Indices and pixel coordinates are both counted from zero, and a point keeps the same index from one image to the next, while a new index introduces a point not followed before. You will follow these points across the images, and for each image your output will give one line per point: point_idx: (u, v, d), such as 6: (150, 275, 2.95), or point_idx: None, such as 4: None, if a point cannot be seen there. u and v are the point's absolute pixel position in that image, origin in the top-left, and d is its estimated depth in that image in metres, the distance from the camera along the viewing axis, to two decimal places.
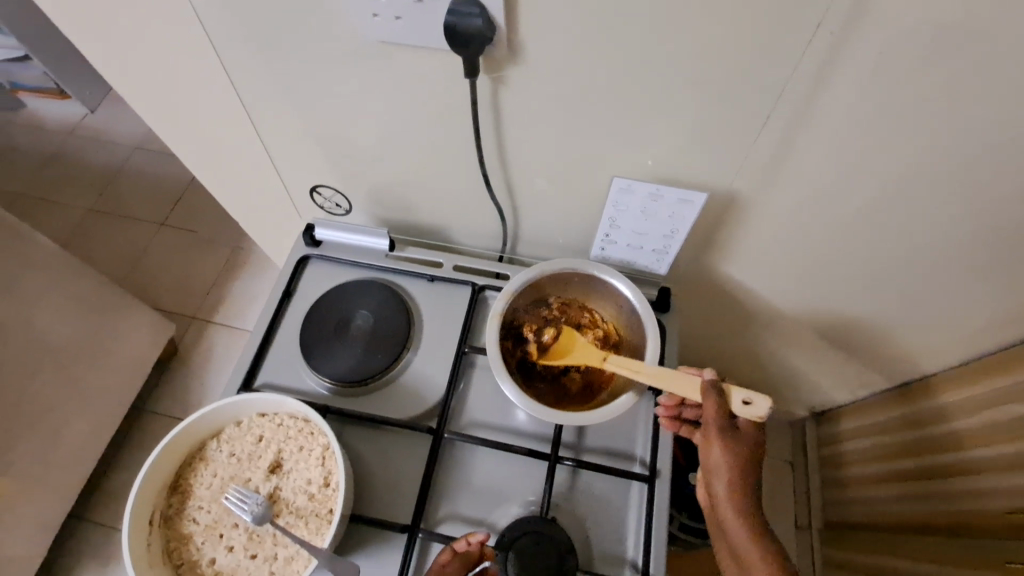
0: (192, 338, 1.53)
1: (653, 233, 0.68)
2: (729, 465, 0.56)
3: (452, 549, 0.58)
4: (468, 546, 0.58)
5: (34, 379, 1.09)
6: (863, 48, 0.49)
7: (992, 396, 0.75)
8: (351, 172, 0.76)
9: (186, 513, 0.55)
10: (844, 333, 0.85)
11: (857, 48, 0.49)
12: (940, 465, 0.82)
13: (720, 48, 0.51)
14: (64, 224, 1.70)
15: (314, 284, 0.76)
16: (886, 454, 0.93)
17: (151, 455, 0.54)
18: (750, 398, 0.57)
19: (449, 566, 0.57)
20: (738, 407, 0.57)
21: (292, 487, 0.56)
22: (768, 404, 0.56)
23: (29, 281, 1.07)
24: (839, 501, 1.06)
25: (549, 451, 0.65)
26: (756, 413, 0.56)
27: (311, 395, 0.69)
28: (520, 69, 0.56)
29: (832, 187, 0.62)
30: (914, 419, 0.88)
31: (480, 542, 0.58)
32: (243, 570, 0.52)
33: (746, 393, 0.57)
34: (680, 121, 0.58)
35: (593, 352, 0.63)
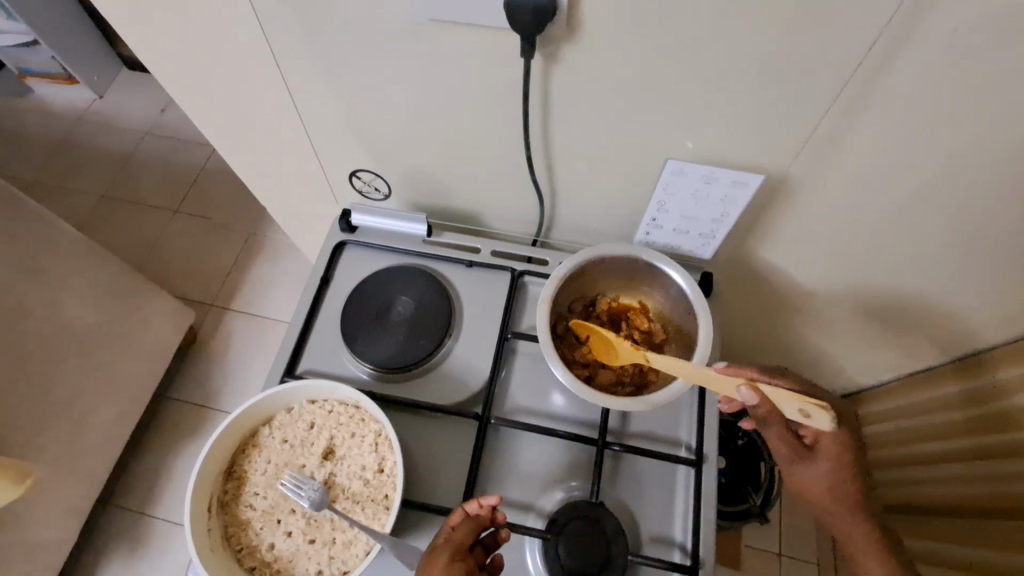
0: (211, 325, 1.53)
1: (700, 217, 0.67)
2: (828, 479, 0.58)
3: (463, 512, 0.53)
4: (480, 510, 0.53)
5: (63, 367, 1.09)
6: (937, 28, 0.47)
7: (1018, 381, 0.75)
8: (389, 156, 0.75)
9: (242, 499, 0.55)
10: (881, 321, 0.84)
11: (931, 28, 0.47)
12: (998, 444, 0.78)
13: (787, 27, 0.49)
14: (79, 211, 1.69)
15: (352, 270, 0.75)
16: (937, 433, 0.89)
17: (207, 442, 0.54)
18: (808, 412, 0.53)
19: (458, 528, 0.52)
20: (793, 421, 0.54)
21: (347, 473, 0.56)
22: (828, 419, 0.52)
23: (53, 270, 1.06)
24: (877, 484, 1.02)
25: (595, 436, 0.65)
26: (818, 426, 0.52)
27: (355, 382, 0.69)
28: (574, 49, 0.55)
29: (886, 173, 0.61)
30: (969, 397, 0.82)
31: (492, 504, 0.53)
32: (303, 555, 0.53)
33: (804, 406, 0.53)
34: (736, 104, 0.57)
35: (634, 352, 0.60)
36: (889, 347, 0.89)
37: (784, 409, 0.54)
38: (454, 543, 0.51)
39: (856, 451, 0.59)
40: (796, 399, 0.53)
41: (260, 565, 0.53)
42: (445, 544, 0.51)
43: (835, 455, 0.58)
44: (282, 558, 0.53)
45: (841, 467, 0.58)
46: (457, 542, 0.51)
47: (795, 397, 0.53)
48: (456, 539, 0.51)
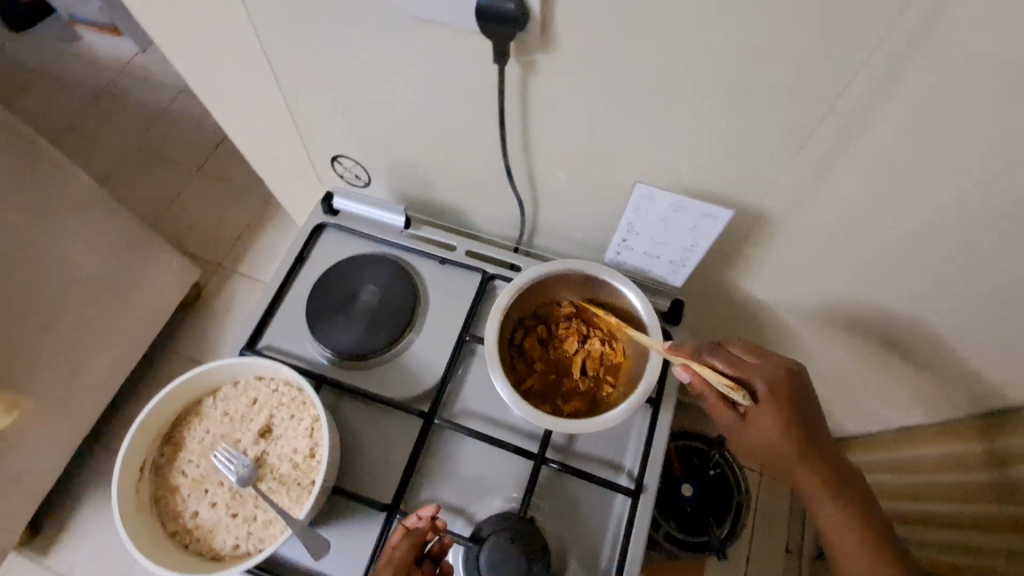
0: (215, 284, 1.57)
1: (672, 244, 0.65)
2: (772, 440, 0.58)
3: (403, 528, 0.56)
4: (418, 522, 0.56)
5: (65, 308, 1.14)
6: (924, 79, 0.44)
7: None
8: (374, 145, 0.75)
9: (176, 464, 0.57)
10: (869, 356, 0.82)
11: (919, 71, 0.45)
12: (995, 517, 0.70)
13: (769, 57, 0.47)
14: (107, 160, 1.76)
15: (326, 253, 0.76)
16: (935, 491, 0.81)
17: (147, 405, 0.55)
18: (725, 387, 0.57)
19: (399, 545, 0.56)
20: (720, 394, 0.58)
21: (279, 453, 0.57)
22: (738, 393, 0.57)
23: (65, 216, 1.10)
24: None
25: (537, 451, 0.64)
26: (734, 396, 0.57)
27: (311, 364, 0.69)
28: (552, 60, 0.54)
29: (870, 215, 0.59)
30: (977, 459, 0.75)
31: (430, 517, 0.56)
32: (222, 527, 0.54)
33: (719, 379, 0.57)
34: (715, 133, 0.55)
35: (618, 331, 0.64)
36: (876, 384, 0.87)
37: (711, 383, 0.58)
38: (395, 562, 0.55)
39: (795, 418, 0.58)
40: (714, 375, 0.57)
41: (181, 531, 0.54)
42: (388, 561, 0.55)
43: (768, 428, 0.58)
44: (203, 527, 0.54)
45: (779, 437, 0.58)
46: (399, 558, 0.55)
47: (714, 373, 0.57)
48: (397, 555, 0.55)
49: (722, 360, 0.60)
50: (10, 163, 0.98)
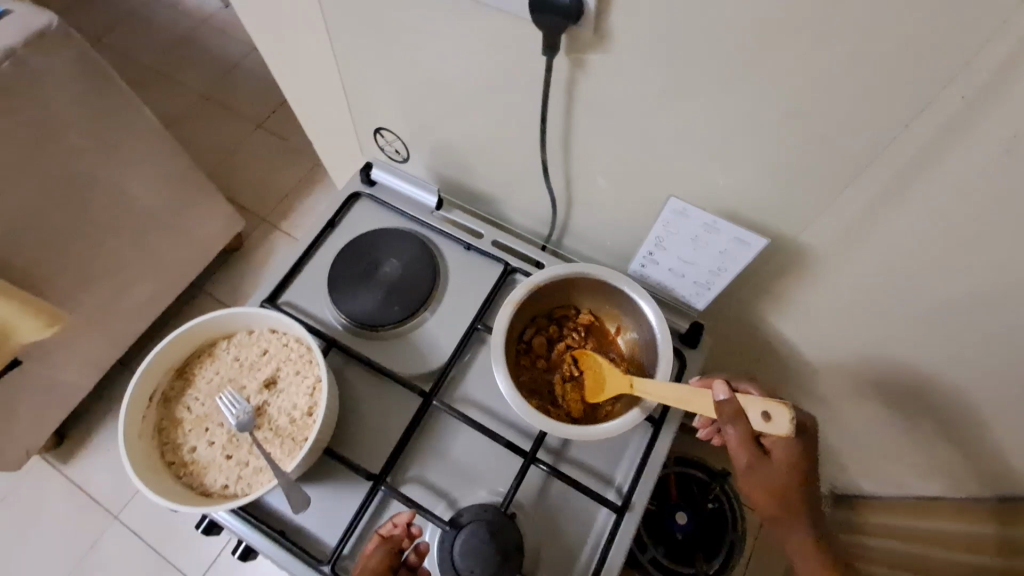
0: (258, 237, 1.63)
1: (699, 264, 0.64)
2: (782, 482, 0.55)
3: (379, 535, 0.57)
4: (394, 530, 0.58)
5: (117, 237, 1.21)
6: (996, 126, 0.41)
7: None
8: (419, 123, 0.75)
9: (183, 399, 0.60)
10: (894, 415, 0.77)
11: (989, 121, 0.42)
12: None
13: (828, 84, 0.45)
14: (178, 104, 1.84)
15: (357, 221, 0.78)
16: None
17: (166, 338, 0.58)
18: (770, 413, 0.51)
19: (374, 553, 0.56)
20: (755, 427, 0.52)
21: (279, 406, 0.59)
22: (789, 419, 0.50)
23: (129, 151, 1.16)
24: None
25: (528, 449, 0.64)
26: (779, 430, 0.51)
27: (325, 326, 0.71)
28: (602, 59, 0.53)
29: (915, 266, 0.55)
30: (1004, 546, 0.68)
31: (405, 522, 0.58)
32: (216, 466, 0.57)
33: (765, 405, 0.52)
34: (760, 157, 0.53)
35: (620, 378, 0.60)
36: (897, 445, 0.82)
37: (748, 413, 0.52)
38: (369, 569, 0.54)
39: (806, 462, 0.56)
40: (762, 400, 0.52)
41: (178, 463, 0.57)
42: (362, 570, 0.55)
43: (785, 463, 0.56)
44: (198, 462, 0.57)
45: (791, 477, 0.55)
46: (374, 565, 0.55)
47: (759, 398, 0.52)
48: (372, 563, 0.55)
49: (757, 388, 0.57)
50: (87, 94, 1.04)
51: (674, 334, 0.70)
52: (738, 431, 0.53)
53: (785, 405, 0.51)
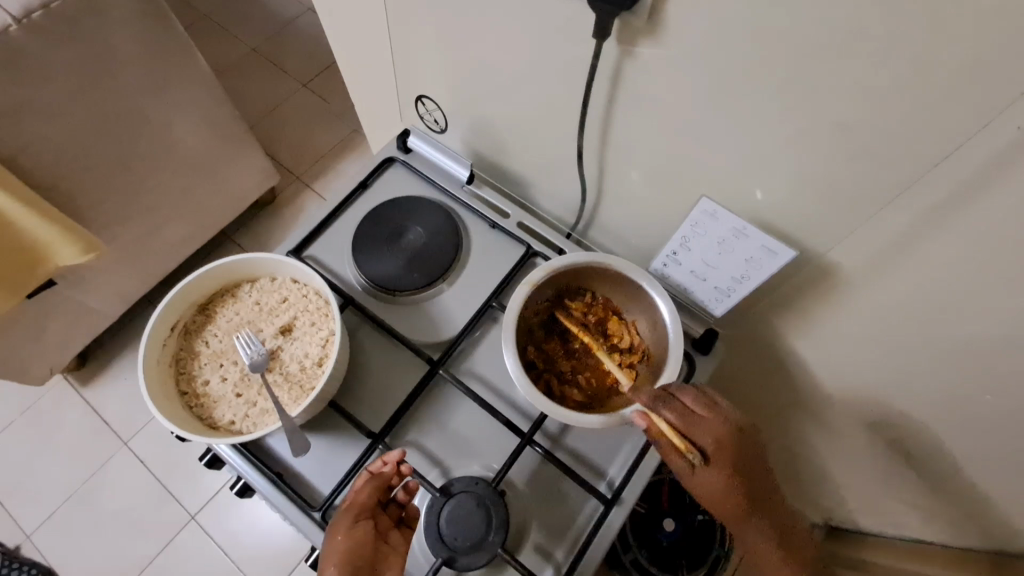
0: (290, 193, 1.67)
1: (722, 270, 0.63)
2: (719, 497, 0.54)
3: (367, 472, 0.57)
4: (383, 467, 0.57)
5: (156, 176, 1.25)
6: None
7: None
8: (460, 98, 0.76)
9: (202, 334, 0.62)
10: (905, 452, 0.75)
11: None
12: None
13: (882, 104, 0.43)
14: (230, 55, 1.88)
15: (388, 185, 0.79)
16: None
17: (193, 273, 0.60)
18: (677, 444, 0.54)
19: (362, 488, 0.56)
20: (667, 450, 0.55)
21: (292, 352, 0.61)
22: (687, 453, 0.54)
23: (178, 94, 1.19)
24: None
25: (526, 430, 0.65)
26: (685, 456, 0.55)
27: (344, 284, 0.72)
28: (651, 49, 0.52)
29: (944, 301, 0.54)
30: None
31: (395, 462, 0.57)
32: (225, 401, 0.59)
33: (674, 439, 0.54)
34: (800, 167, 0.52)
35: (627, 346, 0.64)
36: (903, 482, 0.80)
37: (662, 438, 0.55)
38: (356, 506, 0.55)
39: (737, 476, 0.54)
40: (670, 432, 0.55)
41: (190, 393, 0.59)
42: (350, 504, 0.55)
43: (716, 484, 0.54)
44: (210, 395, 0.59)
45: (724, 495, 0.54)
46: (363, 501, 0.55)
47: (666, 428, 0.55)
48: (360, 499, 0.56)
49: (675, 413, 0.56)
50: (146, 34, 1.07)
51: (687, 337, 0.70)
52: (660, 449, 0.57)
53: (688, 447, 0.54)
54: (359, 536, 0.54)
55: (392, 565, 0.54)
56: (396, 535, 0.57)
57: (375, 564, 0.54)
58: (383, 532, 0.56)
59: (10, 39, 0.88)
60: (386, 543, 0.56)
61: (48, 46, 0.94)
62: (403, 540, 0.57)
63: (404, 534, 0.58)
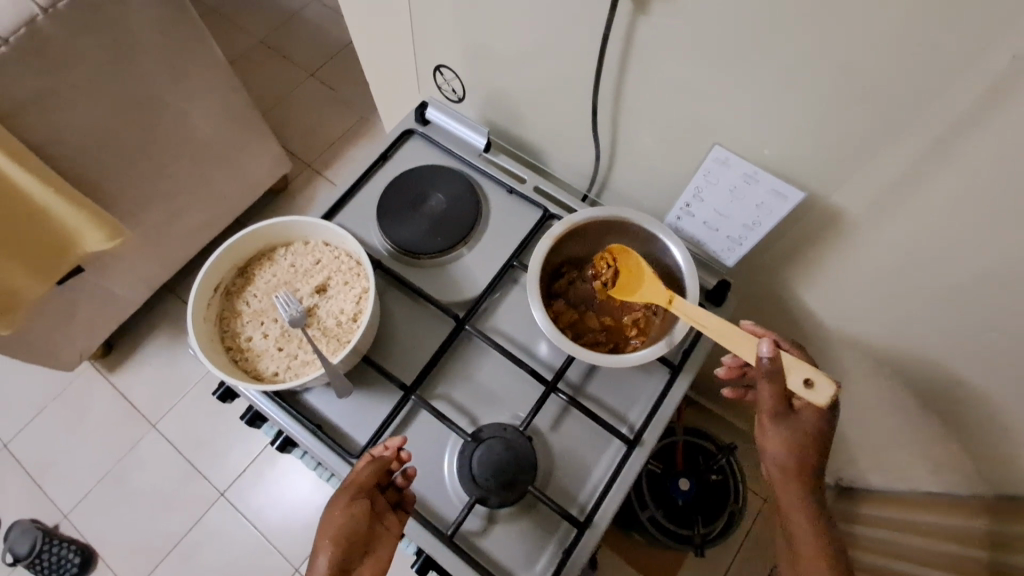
0: (303, 180, 1.70)
1: (734, 218, 0.67)
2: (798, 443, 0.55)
3: (369, 454, 0.60)
4: (385, 451, 0.60)
5: (175, 163, 1.28)
6: None
7: None
8: (475, 69, 0.79)
9: (243, 294, 0.66)
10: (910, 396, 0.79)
11: None
12: None
13: (883, 44, 0.46)
14: (238, 46, 1.91)
15: (409, 155, 0.82)
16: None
17: (232, 236, 0.64)
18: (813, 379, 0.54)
19: (363, 469, 0.58)
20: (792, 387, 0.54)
21: (327, 309, 0.65)
22: (830, 389, 0.53)
23: (196, 83, 1.22)
24: None
25: (550, 379, 0.68)
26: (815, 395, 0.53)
27: (371, 249, 0.76)
28: (661, 6, 0.55)
29: (944, 241, 0.57)
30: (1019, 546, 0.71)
31: (396, 446, 0.60)
32: (268, 355, 0.63)
33: (808, 372, 0.54)
34: (806, 115, 0.54)
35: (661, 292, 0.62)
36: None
37: (791, 373, 0.54)
38: (355, 485, 0.57)
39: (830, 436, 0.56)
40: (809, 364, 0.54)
41: (235, 349, 0.63)
42: (349, 482, 0.57)
43: (816, 415, 0.55)
44: (253, 350, 0.63)
45: (810, 444, 0.55)
46: (361, 481, 0.57)
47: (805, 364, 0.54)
48: (360, 479, 0.58)
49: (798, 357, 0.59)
50: (162, 22, 1.10)
51: (701, 289, 0.73)
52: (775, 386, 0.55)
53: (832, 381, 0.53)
54: (356, 514, 0.55)
55: (383, 547, 0.56)
56: (392, 518, 0.58)
57: (368, 543, 0.55)
58: (379, 514, 0.58)
59: (36, 29, 0.91)
60: (382, 525, 0.57)
61: (72, 35, 0.97)
62: (398, 524, 0.59)
63: (399, 516, 0.59)
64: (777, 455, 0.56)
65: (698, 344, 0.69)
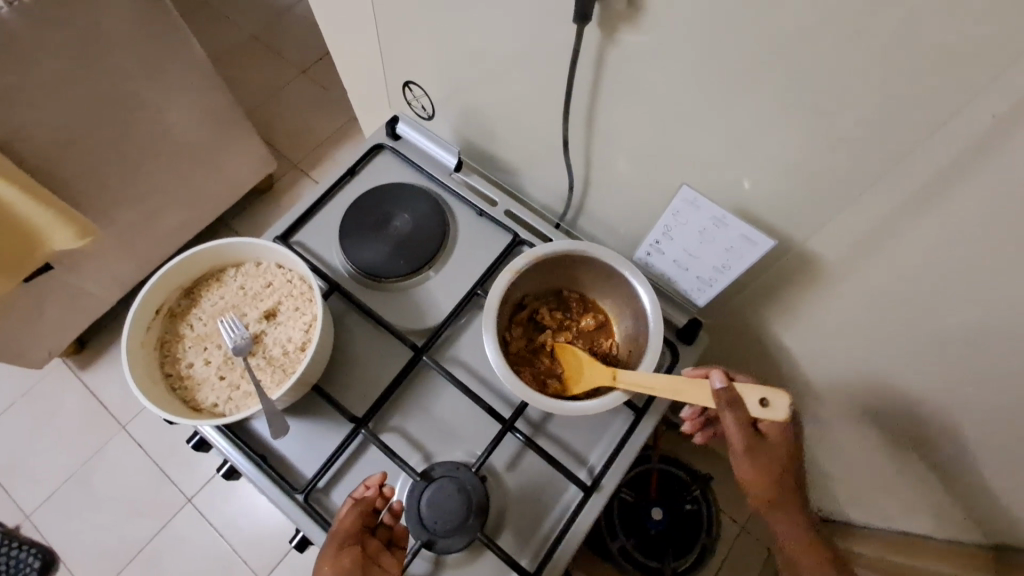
0: (288, 180, 1.67)
1: (703, 259, 0.64)
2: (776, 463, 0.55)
3: (350, 498, 0.57)
4: (366, 491, 0.57)
5: (151, 161, 1.25)
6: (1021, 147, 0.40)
7: None
8: (447, 84, 0.76)
9: (187, 317, 0.63)
10: (886, 440, 0.76)
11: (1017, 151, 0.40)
12: None
13: (857, 90, 0.43)
14: (228, 41, 1.87)
15: (377, 172, 0.79)
16: None
17: (177, 257, 0.61)
18: (767, 397, 0.51)
19: (347, 514, 0.56)
20: (754, 413, 0.51)
21: (275, 337, 0.62)
22: (787, 403, 0.50)
23: (175, 79, 1.19)
24: None
25: (507, 416, 0.65)
26: (776, 413, 0.50)
27: (330, 270, 0.73)
28: (631, 35, 0.51)
29: (921, 292, 0.54)
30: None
31: (376, 483, 0.57)
32: (208, 383, 0.60)
33: (761, 391, 0.51)
34: (780, 156, 0.52)
35: (602, 370, 0.59)
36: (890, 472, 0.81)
37: (746, 399, 0.51)
38: (340, 533, 0.55)
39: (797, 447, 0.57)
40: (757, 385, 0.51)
41: (174, 375, 0.60)
42: (335, 532, 0.55)
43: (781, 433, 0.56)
44: (194, 377, 0.60)
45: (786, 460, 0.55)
46: (346, 528, 0.55)
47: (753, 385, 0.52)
48: (345, 526, 0.55)
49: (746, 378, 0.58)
50: (138, 18, 1.06)
51: (671, 327, 0.70)
52: (738, 419, 0.51)
53: (785, 393, 0.50)
54: (346, 564, 0.53)
55: None
56: (389, 558, 0.56)
57: None
58: (374, 557, 0.55)
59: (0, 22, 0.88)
60: (378, 567, 0.55)
61: (40, 30, 0.93)
62: (397, 562, 0.56)
63: (396, 556, 0.57)
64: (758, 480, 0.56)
65: None
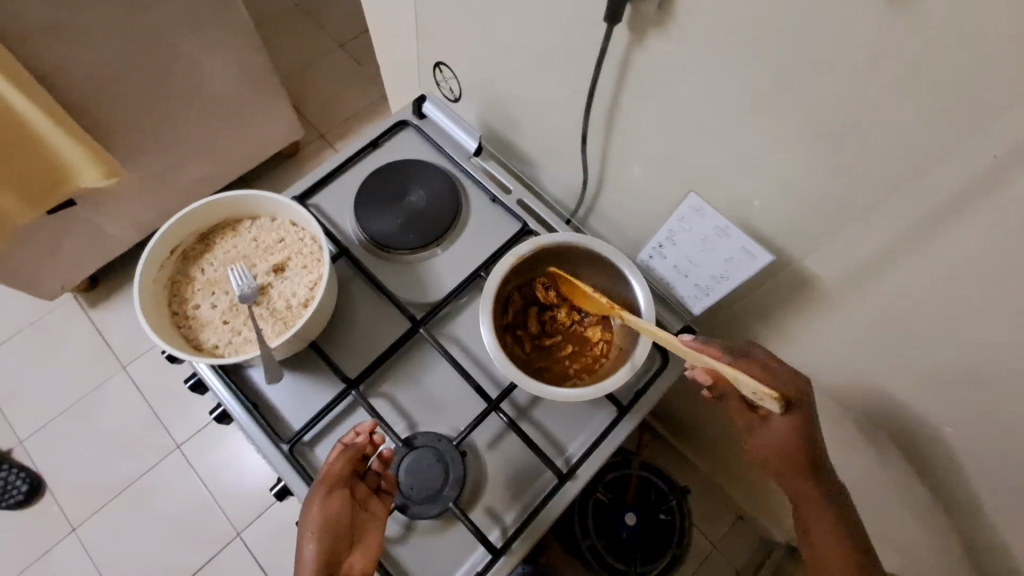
0: (314, 149, 1.70)
1: (703, 267, 0.66)
2: (780, 444, 0.57)
3: (340, 443, 0.59)
4: (356, 438, 0.59)
5: (183, 113, 1.28)
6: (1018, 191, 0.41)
7: None
8: (477, 70, 0.77)
9: (199, 261, 0.65)
10: (866, 471, 0.77)
11: (1013, 194, 0.41)
12: None
13: (867, 117, 0.44)
14: (270, 7, 1.90)
15: (399, 147, 0.81)
16: None
17: (198, 202, 0.63)
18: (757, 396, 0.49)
19: (337, 459, 0.58)
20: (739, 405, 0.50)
21: (280, 290, 0.64)
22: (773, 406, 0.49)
23: (215, 37, 1.22)
24: None
25: (494, 397, 0.67)
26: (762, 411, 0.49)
27: (342, 235, 0.75)
28: (657, 41, 0.53)
29: (912, 325, 0.55)
30: None
31: (368, 430, 0.59)
32: (211, 326, 0.62)
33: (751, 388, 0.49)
34: (788, 175, 0.53)
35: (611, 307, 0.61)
36: (866, 502, 0.82)
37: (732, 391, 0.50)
38: (332, 475, 0.57)
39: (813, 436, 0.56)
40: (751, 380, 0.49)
41: (181, 314, 0.63)
42: (326, 475, 0.57)
43: (790, 423, 0.56)
44: (198, 318, 0.63)
45: (795, 444, 0.56)
46: (337, 472, 0.57)
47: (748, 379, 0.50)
48: (335, 469, 0.57)
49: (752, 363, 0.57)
50: None
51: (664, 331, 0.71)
52: None
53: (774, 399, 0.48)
54: (336, 505, 0.55)
55: (372, 531, 0.57)
56: (376, 502, 0.59)
57: (354, 528, 0.56)
58: (361, 502, 0.58)
59: None
60: (365, 511, 0.58)
61: None
62: (384, 507, 0.59)
63: (384, 501, 0.60)
64: (767, 457, 0.59)
65: (649, 388, 0.68)
